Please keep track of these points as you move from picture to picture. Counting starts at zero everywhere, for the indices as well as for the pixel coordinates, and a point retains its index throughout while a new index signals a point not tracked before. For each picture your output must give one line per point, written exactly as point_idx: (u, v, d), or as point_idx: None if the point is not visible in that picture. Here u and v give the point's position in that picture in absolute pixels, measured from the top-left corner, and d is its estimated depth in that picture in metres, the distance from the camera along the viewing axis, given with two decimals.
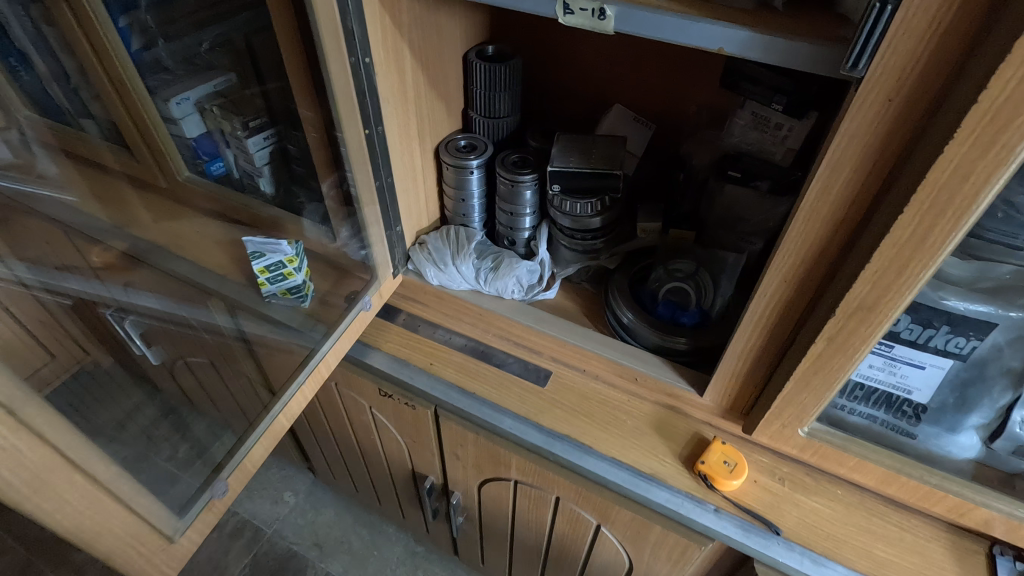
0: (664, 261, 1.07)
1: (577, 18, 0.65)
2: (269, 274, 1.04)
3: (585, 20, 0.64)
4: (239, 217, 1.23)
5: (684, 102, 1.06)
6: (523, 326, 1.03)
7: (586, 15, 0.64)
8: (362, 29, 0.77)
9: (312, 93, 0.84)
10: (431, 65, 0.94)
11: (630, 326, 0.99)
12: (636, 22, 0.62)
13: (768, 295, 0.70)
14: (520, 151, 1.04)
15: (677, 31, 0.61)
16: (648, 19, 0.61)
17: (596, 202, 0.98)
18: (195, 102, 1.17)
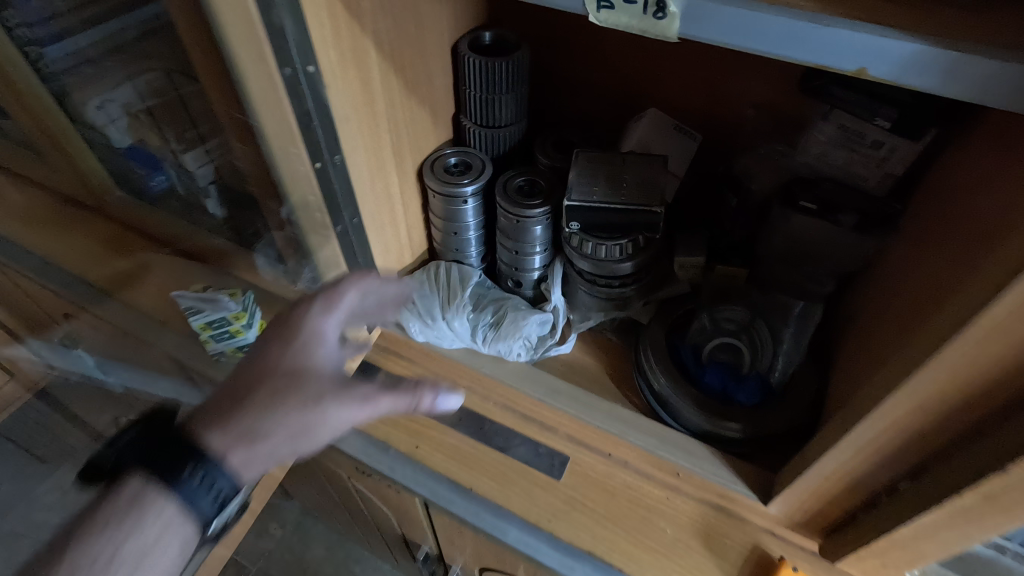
0: (709, 308, 0.85)
1: (617, 15, 0.41)
2: (213, 331, 0.83)
3: (631, 18, 0.40)
4: (187, 249, 1.00)
5: (741, 104, 0.81)
6: (533, 399, 0.81)
7: (634, 10, 0.40)
8: (298, 26, 0.53)
9: (241, 113, 0.61)
10: (408, 63, 0.70)
11: (669, 402, 0.77)
12: (718, 24, 0.38)
13: (890, 418, 0.48)
14: (528, 169, 0.80)
15: (794, 37, 0.37)
16: (739, 15, 0.37)
17: (627, 243, 0.75)
18: (125, 106, 0.88)
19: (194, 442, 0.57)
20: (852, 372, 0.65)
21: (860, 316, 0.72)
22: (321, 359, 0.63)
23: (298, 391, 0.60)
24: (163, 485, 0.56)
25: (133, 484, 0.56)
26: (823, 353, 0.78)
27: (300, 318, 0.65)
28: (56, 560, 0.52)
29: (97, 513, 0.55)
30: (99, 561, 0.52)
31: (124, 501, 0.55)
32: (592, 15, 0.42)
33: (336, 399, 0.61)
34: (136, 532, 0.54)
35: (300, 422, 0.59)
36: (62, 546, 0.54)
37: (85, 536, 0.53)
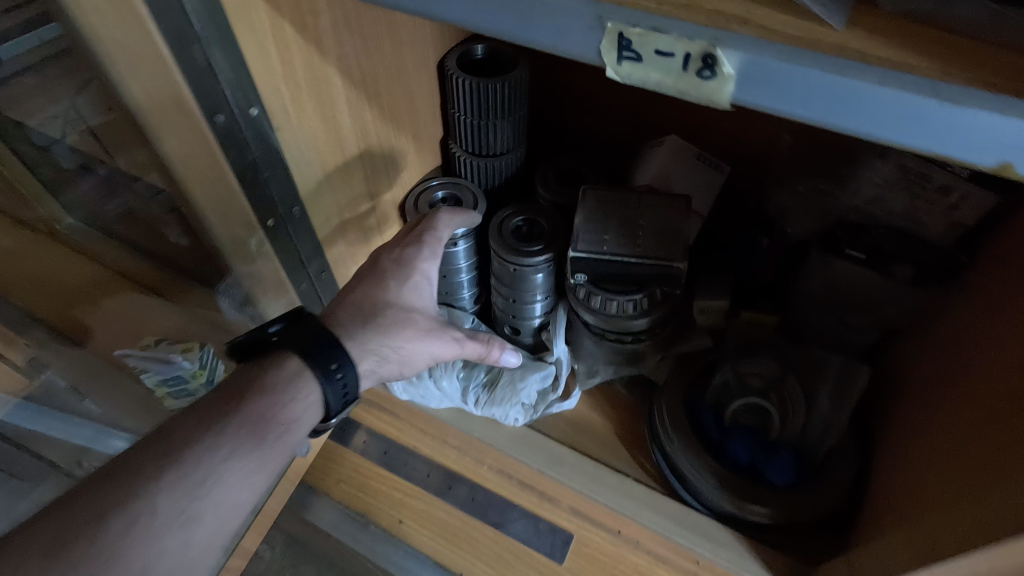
0: (732, 361, 0.74)
1: (645, 69, 0.29)
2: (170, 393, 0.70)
3: (666, 73, 0.29)
4: (149, 284, 0.73)
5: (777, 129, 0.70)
6: (531, 471, 0.73)
7: (670, 65, 0.29)
8: (230, 64, 0.42)
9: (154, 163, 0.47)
10: (383, 89, 0.58)
11: (687, 477, 0.67)
12: (798, 96, 0.27)
13: (985, 456, 0.44)
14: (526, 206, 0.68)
15: (916, 121, 0.26)
16: (820, 79, 0.26)
17: (642, 298, 0.64)
18: (86, 125, 0.59)
19: (321, 341, 0.52)
20: (918, 469, 0.55)
21: (911, 387, 0.62)
22: (402, 310, 0.58)
23: (399, 327, 0.57)
24: (310, 370, 0.51)
25: (289, 369, 0.50)
26: (863, 421, 0.68)
27: (389, 269, 0.59)
28: (199, 420, 0.46)
29: (261, 380, 0.49)
30: (254, 424, 0.47)
31: (290, 377, 0.50)
32: (607, 69, 0.30)
33: (424, 337, 0.59)
34: (283, 406, 0.49)
35: (399, 341, 0.57)
36: (195, 415, 0.47)
37: (258, 395, 0.48)
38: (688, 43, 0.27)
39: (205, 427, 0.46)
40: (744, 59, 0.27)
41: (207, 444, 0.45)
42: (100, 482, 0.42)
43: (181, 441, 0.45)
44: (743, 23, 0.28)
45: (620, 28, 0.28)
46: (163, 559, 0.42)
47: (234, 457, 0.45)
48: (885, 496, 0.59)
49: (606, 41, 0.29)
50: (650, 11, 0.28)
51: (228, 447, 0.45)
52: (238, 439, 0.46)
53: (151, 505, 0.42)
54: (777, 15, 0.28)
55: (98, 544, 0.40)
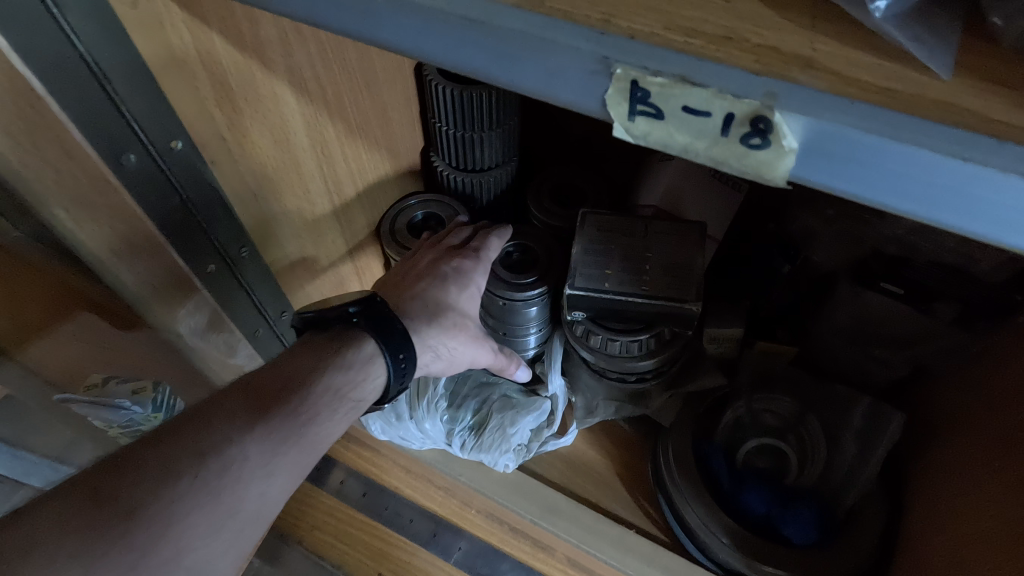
0: (747, 398, 0.67)
1: (671, 130, 0.22)
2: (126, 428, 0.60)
3: (702, 138, 0.22)
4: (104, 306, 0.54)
5: None
6: (525, 521, 0.66)
7: (705, 126, 0.21)
8: (134, 92, 0.34)
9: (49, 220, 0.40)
10: (351, 100, 0.46)
11: (695, 530, 0.61)
12: (883, 176, 0.20)
13: None
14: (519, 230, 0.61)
15: None
16: (907, 159, 0.19)
17: (648, 338, 0.57)
18: None
19: (392, 327, 0.48)
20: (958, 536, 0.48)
21: (947, 438, 0.55)
22: (456, 318, 0.53)
23: (454, 333, 0.53)
24: (380, 351, 0.47)
25: (364, 348, 0.47)
26: (892, 473, 0.61)
27: (445, 273, 0.53)
28: (275, 382, 0.43)
29: (337, 353, 0.46)
30: (329, 395, 0.44)
31: (362, 355, 0.46)
32: (613, 124, 0.23)
33: (474, 346, 0.55)
34: (355, 382, 0.45)
35: (451, 346, 0.54)
36: (273, 376, 0.44)
37: (333, 366, 0.45)
38: (731, 102, 0.20)
39: (285, 391, 0.43)
40: (809, 125, 0.20)
41: (285, 408, 0.42)
42: (176, 428, 0.39)
43: (261, 402, 0.42)
44: (805, 66, 0.20)
45: (632, 75, 0.21)
46: (234, 520, 0.39)
47: (309, 425, 0.43)
48: (915, 554, 0.53)
49: (613, 90, 0.22)
50: (673, 50, 0.21)
51: (304, 414, 0.43)
52: (314, 408, 0.43)
53: (229, 459, 0.39)
54: (846, 50, 0.20)
55: (175, 491, 0.37)
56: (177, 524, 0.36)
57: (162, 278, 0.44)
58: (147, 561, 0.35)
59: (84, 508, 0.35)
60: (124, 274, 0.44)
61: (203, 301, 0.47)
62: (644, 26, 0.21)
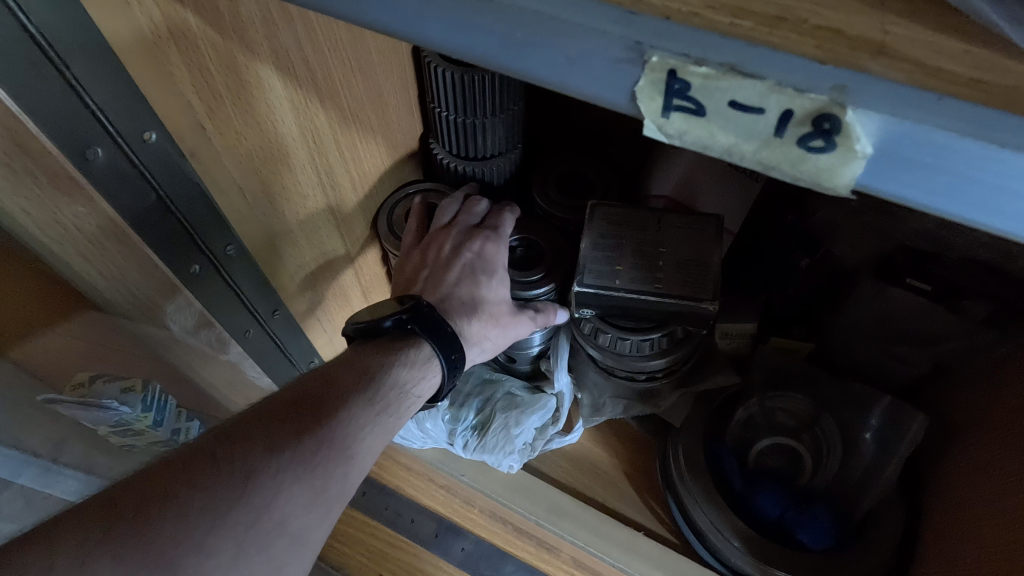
0: (760, 395, 0.65)
1: (716, 129, 0.20)
2: (115, 426, 0.50)
3: (751, 138, 0.20)
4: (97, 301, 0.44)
5: None
6: (528, 522, 0.64)
7: (755, 126, 0.19)
8: (96, 78, 0.30)
9: (12, 225, 0.36)
10: (342, 83, 0.44)
11: (705, 532, 0.58)
12: (952, 181, 0.18)
13: None
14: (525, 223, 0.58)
15: None
16: (982, 159, 0.17)
17: (660, 337, 0.55)
18: None
19: (440, 326, 0.46)
20: (977, 535, 0.47)
21: (969, 439, 0.53)
22: (491, 307, 0.51)
23: (492, 323, 0.51)
24: (436, 352, 0.45)
25: (424, 347, 0.45)
26: (910, 477, 0.59)
27: (472, 261, 0.52)
28: (347, 375, 0.41)
29: (400, 350, 0.44)
30: (397, 392, 0.42)
31: (423, 354, 0.45)
32: (643, 121, 0.21)
33: (515, 333, 0.53)
34: (420, 377, 0.44)
35: (492, 336, 0.51)
36: (341, 368, 0.42)
37: (399, 362, 0.43)
38: (792, 98, 0.18)
39: (354, 386, 0.41)
40: (881, 125, 0.18)
41: (362, 396, 0.40)
42: (254, 419, 0.37)
43: (329, 398, 0.39)
44: (877, 53, 0.17)
45: (671, 65, 0.19)
46: (308, 516, 0.35)
47: (383, 415, 0.41)
48: (934, 555, 0.51)
49: (646, 81, 0.20)
50: (716, 34, 0.18)
51: (378, 405, 0.41)
52: (388, 399, 0.41)
53: (314, 446, 0.36)
54: (923, 33, 0.18)
55: (266, 480, 0.34)
56: (271, 513, 0.33)
57: (153, 281, 0.42)
58: (224, 558, 0.31)
59: (173, 497, 0.32)
60: (102, 276, 0.41)
61: (190, 306, 0.45)
62: (682, 5, 0.18)
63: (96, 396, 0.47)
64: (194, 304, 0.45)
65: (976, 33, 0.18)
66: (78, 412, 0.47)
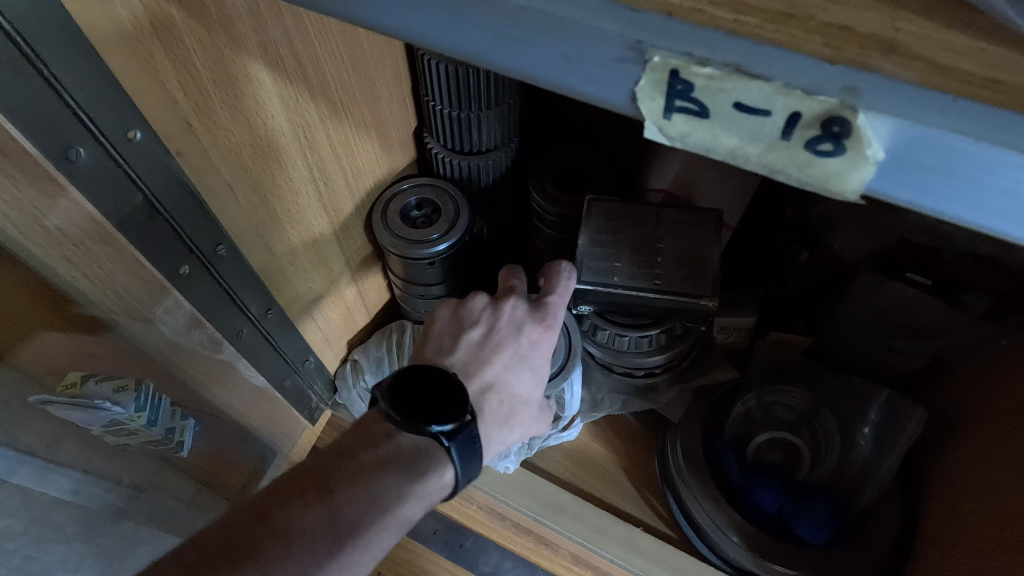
0: (758, 390, 0.64)
1: (722, 133, 0.19)
2: (112, 426, 0.49)
3: (757, 144, 0.19)
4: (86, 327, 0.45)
5: None
6: (527, 518, 0.63)
7: (761, 128, 0.18)
8: (78, 75, 0.29)
9: None
10: (334, 79, 0.44)
11: (702, 526, 0.58)
12: (963, 188, 0.17)
13: None
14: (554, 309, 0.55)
15: None
16: (997, 161, 0.16)
17: (659, 333, 0.54)
18: None
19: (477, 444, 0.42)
20: (973, 532, 0.47)
21: (968, 431, 0.53)
22: (521, 407, 0.47)
23: (513, 423, 0.47)
24: (452, 474, 0.41)
25: (446, 474, 0.40)
26: (907, 472, 0.59)
27: (522, 348, 0.48)
28: (355, 500, 0.37)
29: (420, 479, 0.39)
30: (403, 524, 0.38)
31: (442, 480, 0.40)
32: (643, 122, 0.20)
33: (525, 433, 0.49)
34: (430, 499, 0.40)
35: (504, 438, 0.47)
36: (346, 486, 0.38)
37: (416, 490, 0.39)
38: (801, 99, 0.17)
39: (360, 521, 0.37)
40: (894, 130, 0.17)
41: (363, 537, 0.36)
42: (233, 555, 0.34)
43: (324, 533, 0.36)
44: (888, 51, 0.17)
45: (673, 64, 0.18)
46: None
47: (377, 551, 0.38)
48: (931, 552, 0.51)
49: (647, 82, 0.19)
50: (721, 32, 0.17)
51: (375, 543, 0.37)
52: (389, 532, 0.38)
53: None
54: (934, 30, 0.17)
55: None
56: None
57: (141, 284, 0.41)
58: None
59: None
60: None
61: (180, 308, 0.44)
62: (685, 1, 0.18)
63: (89, 396, 0.46)
64: (181, 305, 0.43)
65: (984, 30, 0.17)
66: (77, 415, 0.46)
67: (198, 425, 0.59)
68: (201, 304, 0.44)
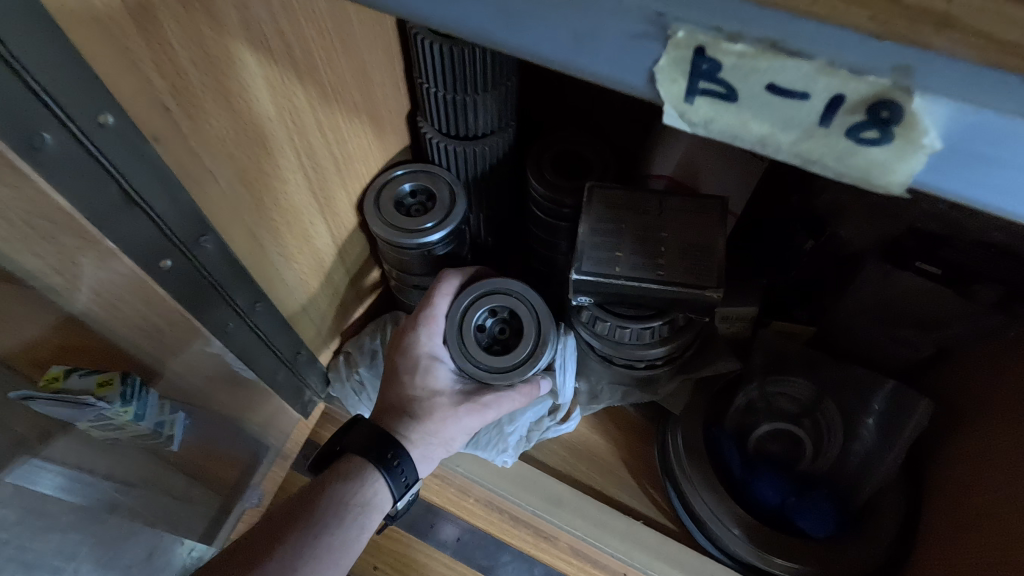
0: (760, 380, 0.63)
1: (753, 118, 0.18)
2: (99, 421, 0.47)
3: (791, 132, 0.18)
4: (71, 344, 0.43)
5: None
6: (525, 511, 0.63)
7: (798, 113, 0.17)
8: (40, 53, 0.27)
9: None
10: (323, 61, 0.42)
11: (705, 521, 0.58)
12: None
13: None
14: (513, 289, 0.54)
15: None
16: None
17: (662, 325, 0.53)
18: None
19: (378, 435, 0.49)
20: (977, 525, 0.47)
21: (975, 421, 0.52)
22: (423, 402, 0.51)
23: (432, 421, 0.51)
24: (369, 464, 0.49)
25: (357, 461, 0.49)
26: (912, 466, 0.58)
27: (403, 360, 0.53)
28: (290, 507, 0.47)
29: (334, 472, 0.49)
30: (332, 508, 0.47)
31: (356, 468, 0.49)
32: (664, 105, 0.19)
33: (454, 423, 0.51)
34: (358, 486, 0.48)
35: (440, 434, 0.51)
36: (288, 506, 0.47)
37: (334, 481, 0.48)
38: (846, 80, 0.16)
39: (294, 521, 0.46)
40: (953, 116, 0.16)
41: (296, 528, 0.46)
42: None
43: (271, 539, 0.45)
44: (942, 26, 0.15)
45: (700, 40, 0.17)
46: None
47: (324, 537, 0.45)
48: (934, 545, 0.51)
49: (669, 60, 0.17)
50: (752, 5, 0.16)
51: (315, 527, 0.46)
52: (324, 518, 0.46)
53: None
54: (992, 3, 0.15)
55: None
56: None
57: (122, 276, 0.39)
58: None
59: None
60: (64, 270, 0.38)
61: (164, 300, 0.42)
62: None
63: (72, 391, 0.43)
64: (165, 297, 0.41)
65: None
66: (60, 409, 0.44)
67: (189, 418, 0.56)
68: (185, 297, 0.42)
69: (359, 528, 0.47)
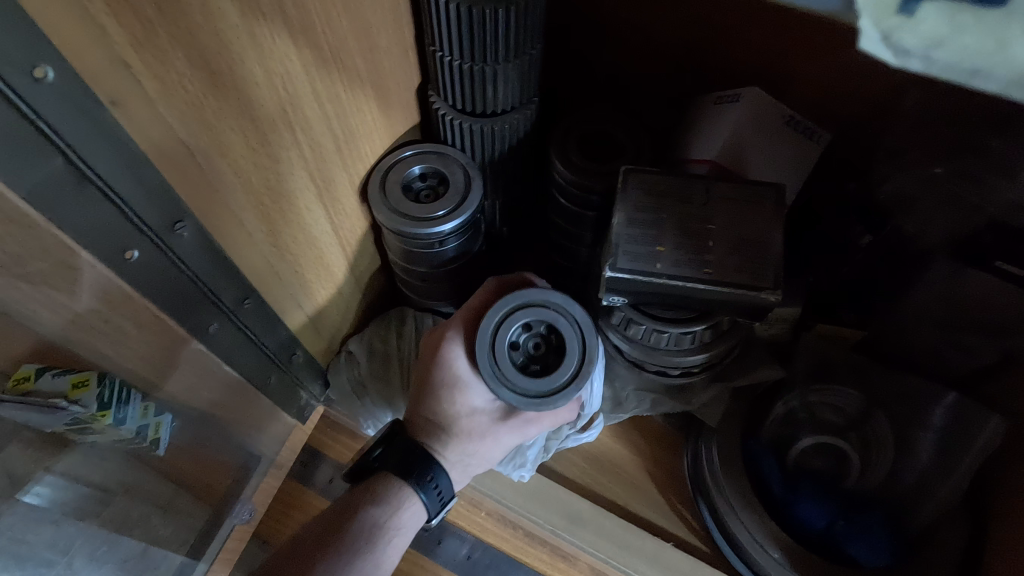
0: (803, 388, 0.58)
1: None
2: (77, 425, 0.42)
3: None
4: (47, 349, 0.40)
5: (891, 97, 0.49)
6: (543, 530, 0.57)
7: None
8: None
9: None
10: (319, 17, 0.36)
11: (742, 545, 0.52)
12: None
13: None
14: (552, 300, 0.44)
15: None
16: None
17: (703, 330, 0.47)
18: None
19: (414, 453, 0.47)
20: None
21: None
22: (464, 420, 0.48)
23: (471, 441, 0.48)
24: (405, 483, 0.47)
25: (394, 482, 0.47)
26: (973, 490, 0.52)
27: (439, 380, 0.47)
28: (323, 527, 0.45)
29: (368, 492, 0.46)
30: (368, 530, 0.45)
31: (393, 488, 0.47)
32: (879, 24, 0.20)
33: (496, 443, 0.49)
34: (394, 507, 0.46)
35: (478, 454, 0.48)
36: (319, 528, 0.45)
37: (369, 502, 0.46)
38: None
39: (330, 543, 0.44)
40: None
41: (331, 550, 0.44)
42: None
43: (304, 560, 0.43)
44: None
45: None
46: None
47: (358, 559, 0.44)
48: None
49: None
50: None
51: (349, 550, 0.44)
52: (359, 538, 0.44)
53: None
54: None
55: None
56: None
57: (79, 269, 0.33)
58: None
59: None
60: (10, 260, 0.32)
61: (128, 297, 0.36)
62: None
63: (42, 392, 0.40)
64: (132, 293, 0.36)
65: None
66: (31, 413, 0.40)
67: (181, 420, 0.50)
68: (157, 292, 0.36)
69: (394, 550, 0.45)
